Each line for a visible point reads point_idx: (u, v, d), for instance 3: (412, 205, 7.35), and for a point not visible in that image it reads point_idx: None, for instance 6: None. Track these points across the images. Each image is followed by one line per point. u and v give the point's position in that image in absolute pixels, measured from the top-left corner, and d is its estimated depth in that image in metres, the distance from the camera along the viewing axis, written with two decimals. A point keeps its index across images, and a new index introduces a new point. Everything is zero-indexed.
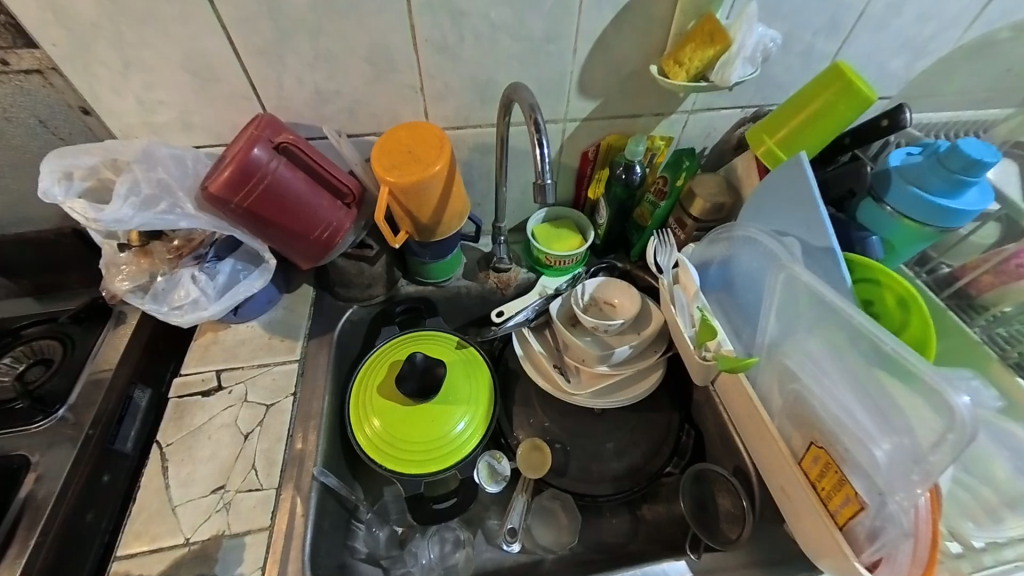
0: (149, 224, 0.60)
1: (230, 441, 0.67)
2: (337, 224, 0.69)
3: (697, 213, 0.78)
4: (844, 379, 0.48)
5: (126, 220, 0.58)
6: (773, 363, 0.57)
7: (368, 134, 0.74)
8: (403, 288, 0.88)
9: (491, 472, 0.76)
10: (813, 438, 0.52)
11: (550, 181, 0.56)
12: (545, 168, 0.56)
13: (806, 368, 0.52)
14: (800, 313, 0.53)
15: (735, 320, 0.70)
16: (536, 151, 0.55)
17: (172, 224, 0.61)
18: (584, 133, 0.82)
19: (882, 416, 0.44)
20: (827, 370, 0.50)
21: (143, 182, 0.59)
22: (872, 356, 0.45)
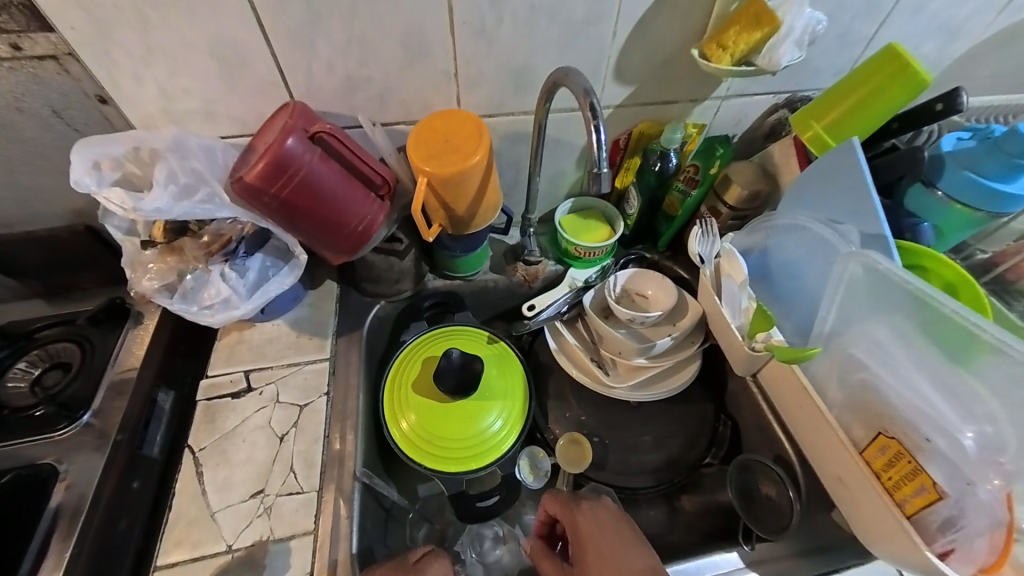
0: (188, 215, 0.57)
1: (266, 443, 0.65)
2: (371, 217, 0.67)
3: (732, 201, 0.77)
4: (922, 370, 0.49)
5: (165, 211, 0.55)
6: (835, 353, 0.57)
7: (397, 123, 0.71)
8: (429, 283, 0.86)
9: (532, 468, 0.76)
10: (881, 428, 0.52)
11: (605, 169, 0.55)
12: (602, 155, 0.54)
13: (876, 359, 0.53)
14: (871, 302, 0.53)
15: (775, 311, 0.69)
16: (591, 135, 0.53)
17: (212, 214, 0.58)
18: (617, 120, 0.80)
19: (971, 406, 0.46)
20: (901, 361, 0.51)
21: (180, 172, 0.57)
22: (962, 347, 0.45)
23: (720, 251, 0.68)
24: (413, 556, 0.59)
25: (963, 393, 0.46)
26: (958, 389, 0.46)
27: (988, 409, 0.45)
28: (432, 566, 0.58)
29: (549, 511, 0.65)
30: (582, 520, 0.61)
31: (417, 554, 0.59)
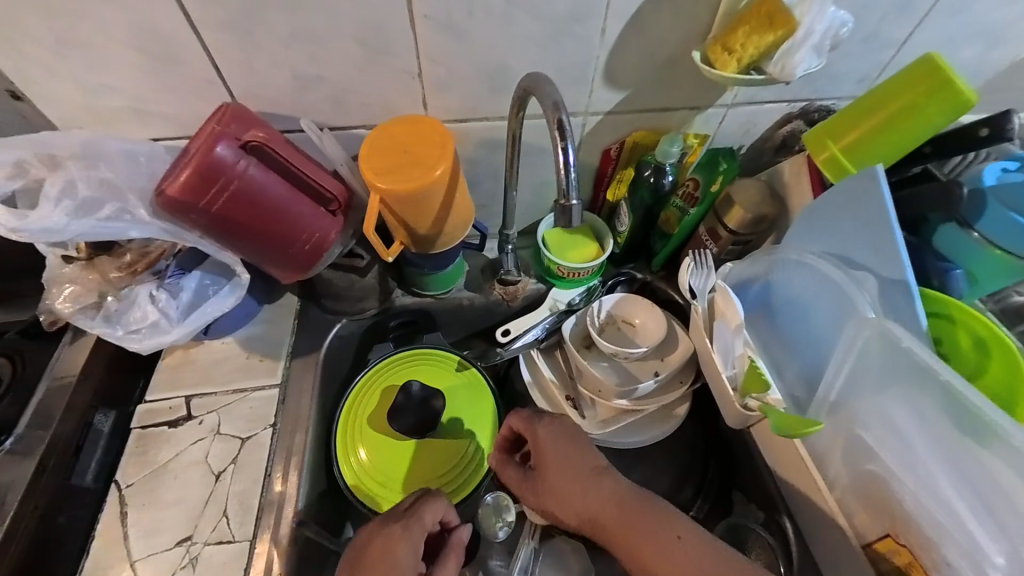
0: (90, 234, 0.50)
1: (201, 482, 0.60)
2: (323, 232, 0.59)
3: (734, 225, 0.68)
4: (946, 463, 0.43)
5: (60, 230, 0.48)
6: (842, 425, 0.51)
7: (356, 126, 0.63)
8: (398, 300, 0.78)
9: (494, 516, 0.66)
10: (888, 530, 0.48)
11: (576, 200, 0.50)
12: (570, 184, 0.49)
13: (890, 439, 0.47)
14: (896, 378, 0.47)
15: (777, 355, 0.61)
16: (560, 158, 0.47)
17: (119, 233, 0.51)
18: (608, 128, 0.71)
19: (1006, 525, 0.40)
20: (922, 454, 0.45)
21: (81, 182, 0.49)
22: (991, 448, 0.41)
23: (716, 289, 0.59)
24: (405, 504, 0.58)
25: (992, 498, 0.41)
26: (987, 492, 0.41)
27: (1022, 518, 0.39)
28: (425, 508, 0.56)
29: (513, 427, 0.62)
30: (543, 432, 0.59)
31: (408, 503, 0.58)
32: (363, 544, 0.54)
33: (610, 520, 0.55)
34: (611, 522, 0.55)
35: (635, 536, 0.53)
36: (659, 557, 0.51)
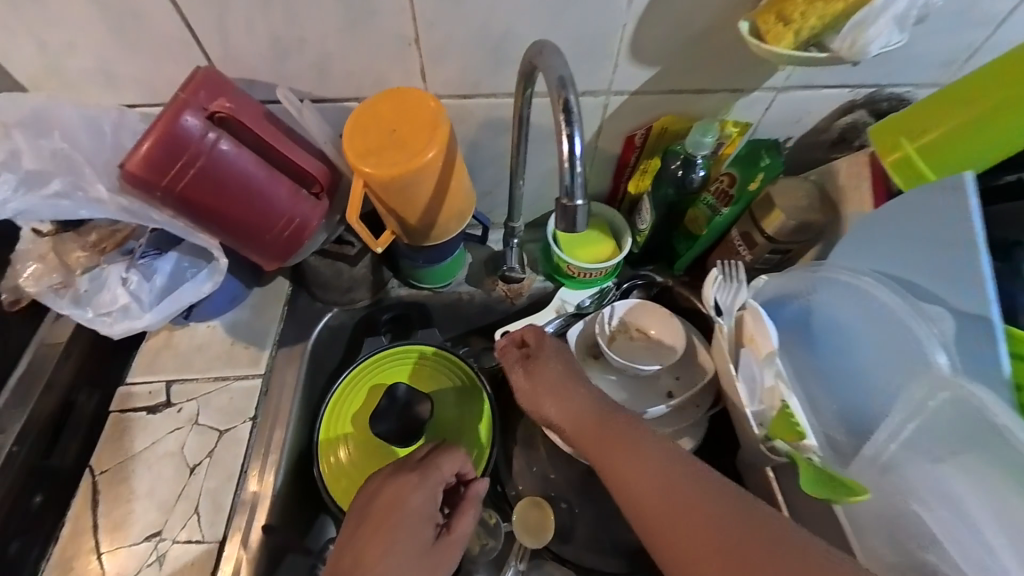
0: (34, 211, 0.46)
1: (174, 475, 0.57)
2: (302, 219, 0.54)
3: (772, 230, 0.60)
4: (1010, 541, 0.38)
5: (3, 206, 0.45)
6: (887, 484, 0.46)
7: (346, 99, 0.57)
8: (392, 291, 0.72)
9: (480, 534, 0.59)
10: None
11: (581, 201, 0.41)
12: (575, 182, 0.40)
13: (939, 500, 0.42)
14: (967, 447, 0.42)
15: (812, 388, 0.53)
16: (563, 145, 0.40)
17: (70, 212, 0.46)
18: (632, 110, 0.62)
19: None
20: (988, 539, 0.39)
21: (29, 153, 0.46)
22: None
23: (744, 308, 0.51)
24: (420, 453, 0.57)
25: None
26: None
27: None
28: (442, 458, 0.55)
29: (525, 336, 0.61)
30: (549, 342, 0.60)
31: (422, 452, 0.57)
32: (377, 484, 0.54)
33: (597, 434, 0.52)
34: (592, 444, 0.52)
35: (613, 454, 0.50)
36: (636, 477, 0.47)
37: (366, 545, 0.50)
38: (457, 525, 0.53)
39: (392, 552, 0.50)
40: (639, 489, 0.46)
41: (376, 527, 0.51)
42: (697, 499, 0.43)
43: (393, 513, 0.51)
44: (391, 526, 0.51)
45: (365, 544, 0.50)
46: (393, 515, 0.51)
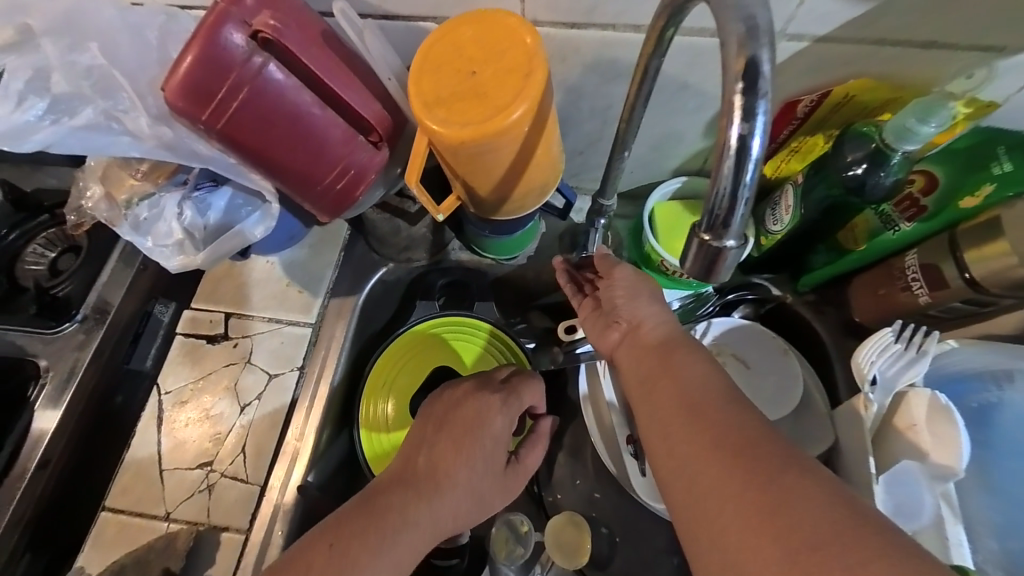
0: (65, 142, 0.41)
1: (227, 409, 0.59)
2: (357, 169, 0.45)
3: (978, 272, 0.43)
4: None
5: (34, 130, 0.40)
6: None
7: (424, 18, 0.45)
8: (452, 254, 0.64)
9: (507, 540, 0.54)
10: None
11: (734, 242, 0.29)
12: (733, 213, 0.27)
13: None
14: None
15: (977, 506, 0.44)
16: (729, 134, 0.26)
17: (106, 145, 0.41)
18: (812, 64, 0.43)
19: None
20: None
21: (57, 71, 0.40)
22: None
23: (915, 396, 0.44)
24: (501, 376, 0.50)
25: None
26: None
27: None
28: (525, 388, 0.49)
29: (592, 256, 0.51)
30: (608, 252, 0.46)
31: (504, 375, 0.51)
32: (464, 398, 0.47)
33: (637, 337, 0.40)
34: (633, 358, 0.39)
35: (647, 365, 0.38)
36: (670, 384, 0.36)
37: (443, 454, 0.44)
38: (529, 458, 0.48)
39: (467, 465, 0.44)
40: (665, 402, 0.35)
41: (457, 442, 0.45)
42: (733, 421, 0.33)
43: (482, 434, 0.45)
44: (474, 450, 0.45)
45: (444, 454, 0.44)
46: (477, 436, 0.45)
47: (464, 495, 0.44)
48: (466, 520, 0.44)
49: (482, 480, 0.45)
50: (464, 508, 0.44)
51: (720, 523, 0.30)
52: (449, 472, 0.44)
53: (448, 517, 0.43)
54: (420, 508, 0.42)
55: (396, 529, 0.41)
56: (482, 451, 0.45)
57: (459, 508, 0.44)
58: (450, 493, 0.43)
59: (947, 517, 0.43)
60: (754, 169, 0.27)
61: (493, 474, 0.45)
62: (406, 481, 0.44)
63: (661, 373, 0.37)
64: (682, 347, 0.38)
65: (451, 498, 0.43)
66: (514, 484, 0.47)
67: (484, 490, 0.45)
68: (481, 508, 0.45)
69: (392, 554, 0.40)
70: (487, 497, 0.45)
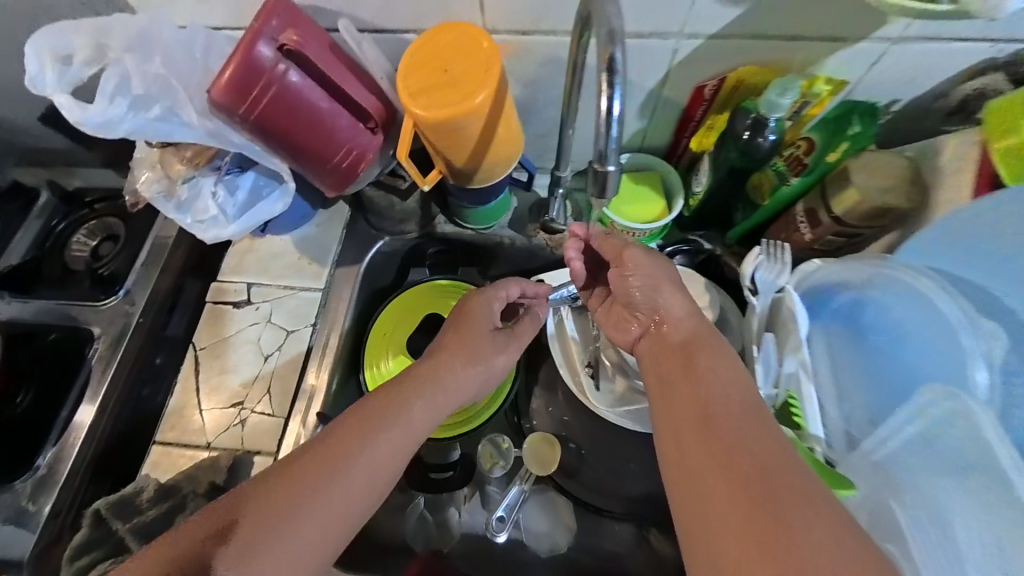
0: (142, 131, 0.53)
1: (253, 359, 0.70)
2: (360, 149, 0.57)
3: (843, 212, 0.53)
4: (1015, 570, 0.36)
5: (116, 122, 0.52)
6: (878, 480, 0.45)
7: (407, 30, 0.57)
8: (439, 227, 0.76)
9: (492, 456, 0.67)
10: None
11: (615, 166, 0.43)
12: (609, 146, 0.42)
13: (923, 513, 0.42)
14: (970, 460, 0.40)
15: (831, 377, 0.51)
16: (602, 102, 0.39)
17: (169, 133, 0.54)
18: (710, 55, 0.56)
19: None
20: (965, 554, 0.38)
21: (134, 77, 0.52)
22: None
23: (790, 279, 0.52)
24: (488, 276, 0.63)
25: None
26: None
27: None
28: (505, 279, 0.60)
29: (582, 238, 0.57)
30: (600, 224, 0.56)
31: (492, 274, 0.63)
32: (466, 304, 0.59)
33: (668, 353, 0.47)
34: (661, 359, 0.47)
35: (675, 369, 0.45)
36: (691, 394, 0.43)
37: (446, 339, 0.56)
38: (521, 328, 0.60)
39: (460, 337, 0.55)
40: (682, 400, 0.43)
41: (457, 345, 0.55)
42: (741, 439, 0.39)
43: (480, 332, 0.56)
44: (472, 339, 0.56)
45: (440, 358, 0.54)
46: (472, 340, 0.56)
47: (460, 356, 0.54)
48: (472, 386, 0.55)
49: (480, 360, 0.55)
50: (457, 396, 0.54)
51: (711, 519, 0.37)
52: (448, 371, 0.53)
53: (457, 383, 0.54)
54: (432, 382, 0.52)
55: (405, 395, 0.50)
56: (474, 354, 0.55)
57: (452, 395, 0.53)
58: (445, 390, 0.52)
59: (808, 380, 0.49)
60: (620, 125, 0.41)
61: (490, 355, 0.56)
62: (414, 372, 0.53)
63: (689, 384, 0.44)
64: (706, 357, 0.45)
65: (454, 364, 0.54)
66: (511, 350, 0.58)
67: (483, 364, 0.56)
68: (486, 369, 0.56)
69: (405, 414, 0.49)
70: (488, 355, 0.56)
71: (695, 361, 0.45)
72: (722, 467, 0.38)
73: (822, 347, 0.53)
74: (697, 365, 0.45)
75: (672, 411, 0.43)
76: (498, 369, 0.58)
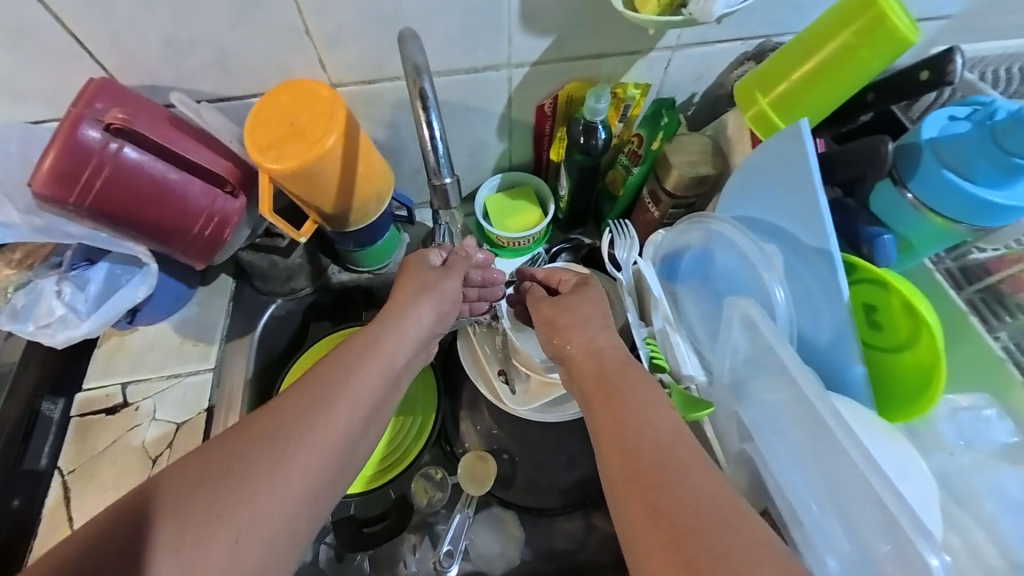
0: None
1: (138, 465, 0.62)
2: (222, 215, 0.56)
3: (672, 187, 0.62)
4: (828, 460, 0.40)
5: None
6: (723, 398, 0.51)
7: (252, 94, 0.58)
8: (334, 276, 0.76)
9: (427, 489, 0.67)
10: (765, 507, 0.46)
11: (451, 179, 0.49)
12: (439, 163, 0.47)
13: (765, 424, 0.46)
14: (762, 356, 0.47)
15: (691, 325, 0.58)
16: (423, 127, 0.45)
17: None
18: (538, 79, 0.64)
19: (850, 515, 0.38)
20: (784, 434, 0.44)
21: None
22: (822, 440, 0.40)
23: (647, 253, 0.62)
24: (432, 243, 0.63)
25: (857, 500, 0.38)
26: (851, 488, 0.38)
27: (884, 520, 0.36)
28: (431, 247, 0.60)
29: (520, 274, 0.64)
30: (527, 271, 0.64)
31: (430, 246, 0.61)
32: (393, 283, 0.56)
33: (588, 378, 0.48)
34: (586, 388, 0.47)
35: (599, 396, 0.45)
36: (619, 420, 0.42)
37: (398, 297, 0.54)
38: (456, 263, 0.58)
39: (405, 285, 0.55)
40: (610, 432, 0.42)
41: (323, 378, 0.45)
42: (665, 459, 0.38)
43: (362, 341, 0.49)
44: (387, 317, 0.52)
45: (293, 405, 0.43)
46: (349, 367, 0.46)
47: (407, 309, 0.53)
48: (407, 339, 0.51)
49: (405, 320, 0.52)
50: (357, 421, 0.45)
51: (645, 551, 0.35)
52: (313, 420, 0.43)
53: (392, 345, 0.50)
54: (351, 356, 0.47)
55: (349, 371, 0.46)
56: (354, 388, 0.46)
57: (357, 410, 0.45)
58: (322, 428, 0.43)
59: (670, 332, 0.56)
60: (444, 144, 0.47)
61: (424, 297, 0.54)
62: (257, 420, 0.42)
63: (611, 409, 0.44)
64: (623, 377, 0.46)
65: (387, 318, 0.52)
66: (455, 274, 0.57)
67: (408, 326, 0.52)
68: (436, 298, 0.55)
69: (344, 398, 0.45)
70: (434, 282, 0.55)
71: (617, 385, 0.45)
72: (647, 493, 0.37)
73: (680, 300, 0.60)
74: (619, 390, 0.45)
75: (602, 438, 0.42)
76: (449, 296, 0.56)
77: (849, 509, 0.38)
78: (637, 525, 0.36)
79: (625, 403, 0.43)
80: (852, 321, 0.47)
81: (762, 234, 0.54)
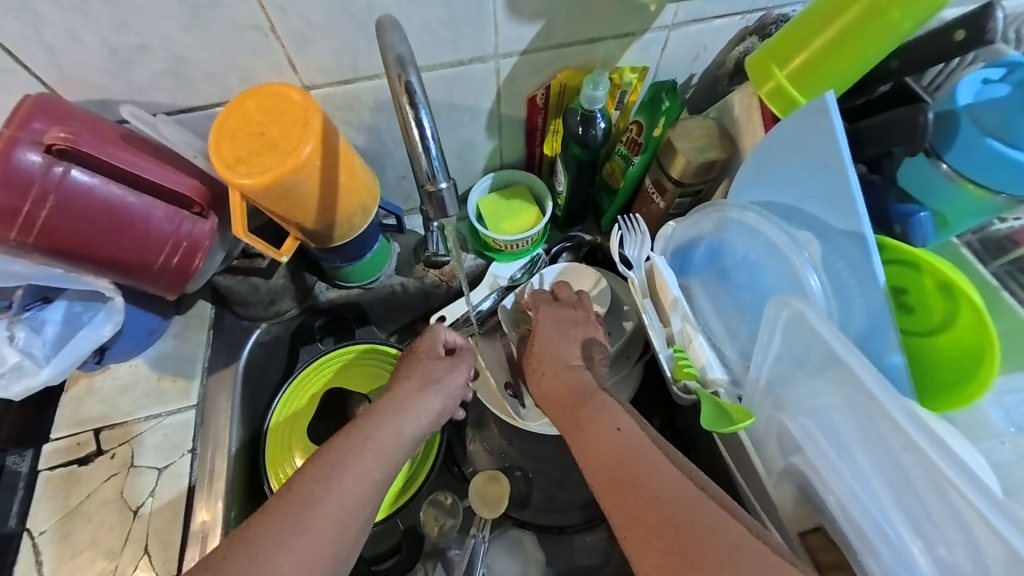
0: None
1: (118, 520, 0.56)
2: (189, 242, 0.51)
3: (678, 175, 0.57)
4: (894, 470, 0.37)
5: None
6: (765, 405, 0.47)
7: (214, 104, 0.53)
8: (321, 295, 0.69)
9: (437, 518, 0.62)
10: (819, 521, 0.44)
11: (446, 183, 0.43)
12: (433, 166, 0.42)
13: (816, 430, 0.43)
14: (809, 357, 0.43)
15: (714, 324, 0.55)
16: (411, 127, 0.40)
17: None
18: (528, 70, 0.59)
19: (926, 527, 0.36)
20: (845, 442, 0.41)
21: None
22: (889, 449, 0.37)
23: (657, 248, 0.58)
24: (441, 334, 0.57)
25: (932, 513, 0.35)
26: (925, 501, 0.36)
27: (968, 538, 0.33)
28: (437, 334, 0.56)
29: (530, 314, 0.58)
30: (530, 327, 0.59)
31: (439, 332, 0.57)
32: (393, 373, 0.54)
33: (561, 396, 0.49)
34: (562, 404, 0.48)
35: (576, 411, 0.46)
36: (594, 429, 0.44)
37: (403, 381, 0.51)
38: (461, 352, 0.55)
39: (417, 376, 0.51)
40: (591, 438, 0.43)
41: (301, 495, 0.40)
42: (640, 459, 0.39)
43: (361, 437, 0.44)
44: (384, 409, 0.47)
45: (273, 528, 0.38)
46: (336, 471, 0.42)
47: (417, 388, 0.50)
48: (406, 438, 0.46)
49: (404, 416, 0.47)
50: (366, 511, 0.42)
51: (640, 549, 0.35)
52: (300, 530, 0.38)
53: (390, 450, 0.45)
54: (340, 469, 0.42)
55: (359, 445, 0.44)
56: (339, 490, 0.41)
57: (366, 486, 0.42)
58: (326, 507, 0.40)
59: (693, 334, 0.52)
60: (436, 145, 0.41)
61: (429, 392, 0.50)
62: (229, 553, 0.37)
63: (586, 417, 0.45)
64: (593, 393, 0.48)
65: (384, 413, 0.47)
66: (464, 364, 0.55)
67: (408, 421, 0.47)
68: (441, 394, 0.51)
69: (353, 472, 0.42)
70: (440, 377, 0.52)
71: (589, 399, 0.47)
72: (632, 492, 0.37)
73: (696, 297, 0.57)
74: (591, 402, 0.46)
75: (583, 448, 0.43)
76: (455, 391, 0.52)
77: (923, 519, 0.36)
78: (626, 515, 0.37)
79: (597, 408, 0.46)
80: (888, 308, 0.43)
81: (785, 219, 0.50)
